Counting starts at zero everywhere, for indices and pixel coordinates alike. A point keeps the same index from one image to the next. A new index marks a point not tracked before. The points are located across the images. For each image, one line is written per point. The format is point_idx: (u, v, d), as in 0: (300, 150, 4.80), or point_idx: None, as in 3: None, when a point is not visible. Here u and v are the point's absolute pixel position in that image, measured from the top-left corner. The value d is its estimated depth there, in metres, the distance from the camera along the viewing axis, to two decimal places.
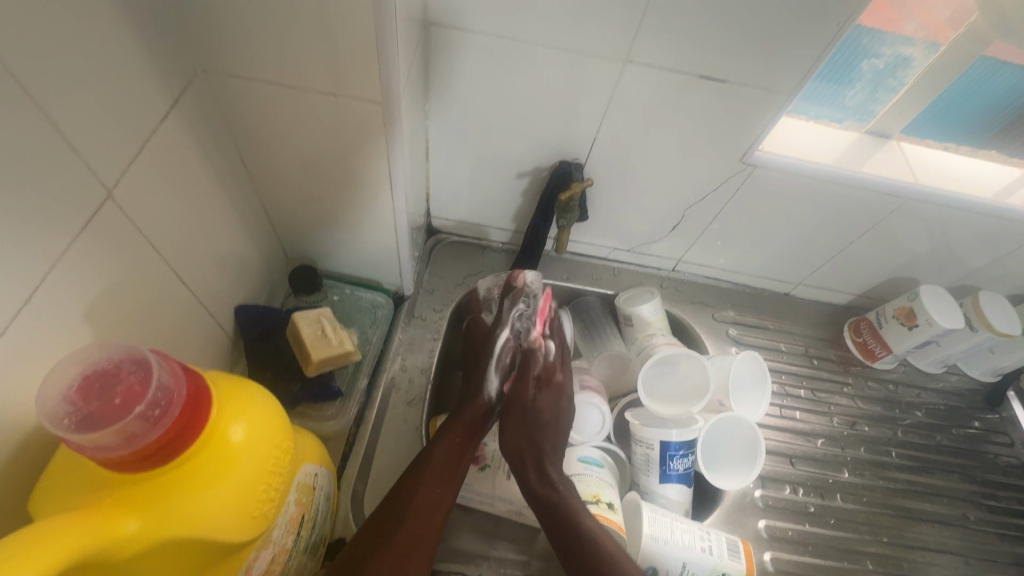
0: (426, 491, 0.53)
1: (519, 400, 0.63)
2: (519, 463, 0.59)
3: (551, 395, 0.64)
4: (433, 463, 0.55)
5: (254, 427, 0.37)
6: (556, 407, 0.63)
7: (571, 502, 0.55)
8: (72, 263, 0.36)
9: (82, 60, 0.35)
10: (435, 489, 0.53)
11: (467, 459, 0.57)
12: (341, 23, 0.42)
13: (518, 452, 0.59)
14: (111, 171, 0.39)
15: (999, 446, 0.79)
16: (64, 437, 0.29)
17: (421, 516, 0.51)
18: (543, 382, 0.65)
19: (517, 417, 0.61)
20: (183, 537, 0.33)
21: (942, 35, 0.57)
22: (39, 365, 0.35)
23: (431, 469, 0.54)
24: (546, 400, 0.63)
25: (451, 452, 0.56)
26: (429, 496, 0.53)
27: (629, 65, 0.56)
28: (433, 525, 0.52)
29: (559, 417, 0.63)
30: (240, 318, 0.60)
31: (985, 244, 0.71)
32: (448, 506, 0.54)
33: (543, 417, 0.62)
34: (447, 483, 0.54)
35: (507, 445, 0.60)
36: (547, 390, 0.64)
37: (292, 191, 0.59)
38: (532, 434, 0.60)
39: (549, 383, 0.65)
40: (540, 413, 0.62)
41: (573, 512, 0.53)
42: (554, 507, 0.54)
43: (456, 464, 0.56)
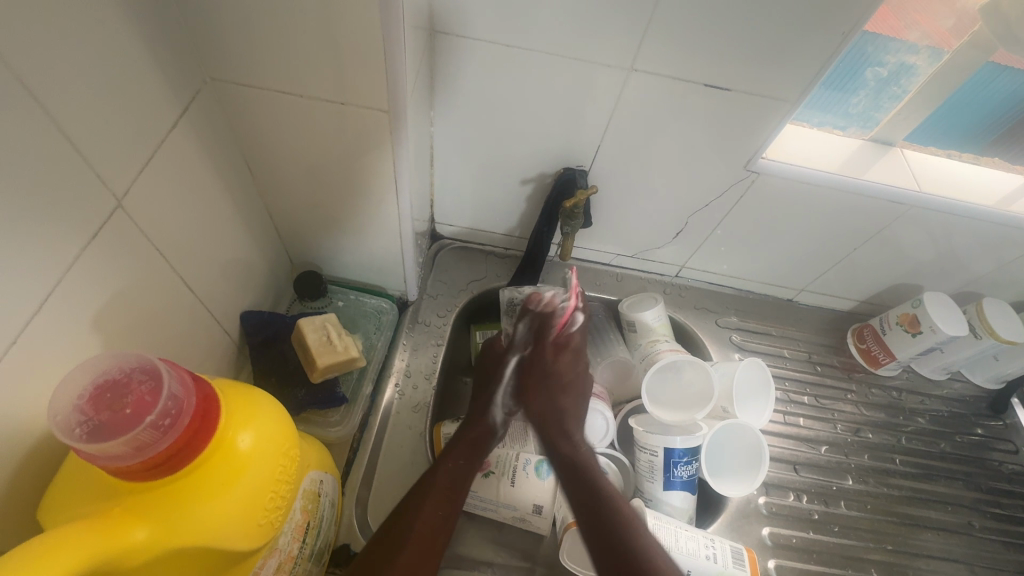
0: (430, 511, 0.52)
1: (539, 363, 0.66)
2: (544, 426, 0.62)
3: (570, 359, 0.66)
4: (437, 483, 0.55)
5: (261, 436, 0.37)
6: (575, 368, 0.66)
7: (591, 463, 0.57)
8: (81, 272, 0.37)
9: (92, 71, 0.35)
10: (439, 505, 0.53)
11: (471, 475, 0.57)
12: (348, 33, 0.42)
13: (541, 415, 0.62)
14: (120, 180, 0.39)
15: (1003, 453, 0.79)
16: (75, 447, 0.29)
17: (427, 533, 0.51)
18: (560, 347, 0.66)
19: (539, 381, 0.65)
20: (190, 546, 0.33)
21: (945, 43, 0.58)
22: (48, 374, 0.35)
23: (434, 489, 0.54)
24: (563, 363, 0.66)
25: (458, 474, 0.57)
26: (435, 514, 0.53)
27: (633, 73, 0.56)
28: (439, 540, 0.52)
29: (578, 378, 0.65)
30: (245, 324, 0.60)
31: (988, 251, 0.71)
32: (452, 522, 0.53)
33: (563, 378, 0.65)
34: (452, 504, 0.54)
35: (534, 410, 0.63)
36: (565, 353, 0.66)
37: (297, 197, 0.59)
38: (555, 396, 0.63)
39: (567, 347, 0.66)
40: (560, 373, 0.65)
41: (593, 469, 0.56)
42: (579, 463, 0.56)
43: (460, 486, 0.56)
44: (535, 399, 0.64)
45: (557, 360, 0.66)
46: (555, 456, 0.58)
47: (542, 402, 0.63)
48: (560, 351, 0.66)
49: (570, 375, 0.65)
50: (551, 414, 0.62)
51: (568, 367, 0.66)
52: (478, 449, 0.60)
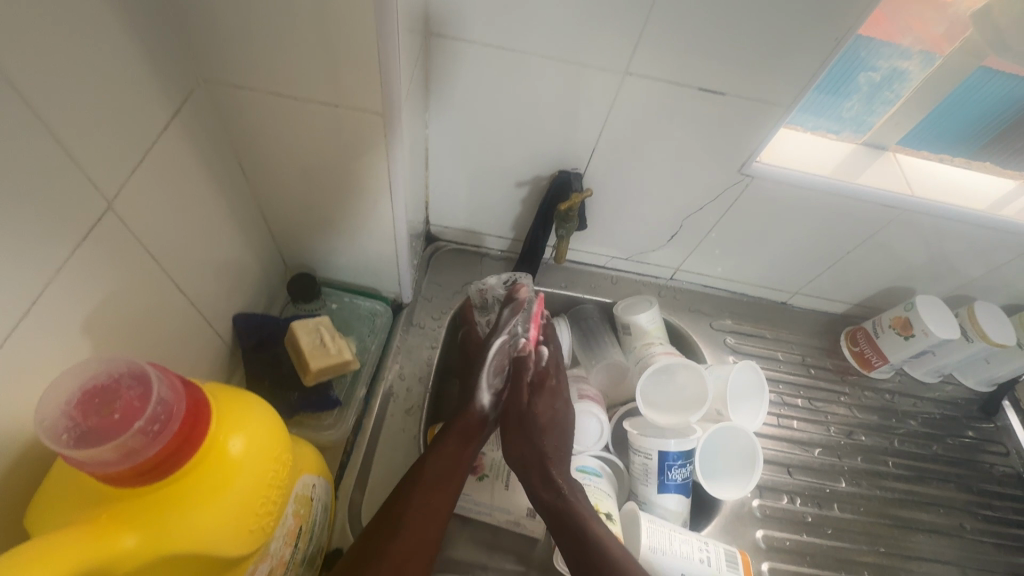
0: (422, 500, 0.53)
1: (514, 407, 0.61)
2: (523, 468, 0.59)
3: (546, 398, 0.63)
4: (427, 472, 0.55)
5: (254, 440, 0.37)
6: (552, 408, 0.62)
7: (576, 505, 0.55)
8: (71, 275, 0.36)
9: (82, 73, 0.35)
10: (430, 498, 0.53)
11: (463, 467, 0.57)
12: (343, 35, 0.42)
13: (521, 460, 0.59)
14: (111, 182, 0.39)
15: (994, 455, 0.79)
16: (63, 453, 0.29)
17: (416, 527, 0.51)
18: (536, 386, 0.63)
19: (515, 427, 0.60)
20: (179, 553, 0.33)
21: (938, 48, 0.58)
22: (36, 378, 0.35)
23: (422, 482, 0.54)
24: (540, 411, 0.61)
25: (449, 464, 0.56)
26: (424, 507, 0.52)
27: (628, 77, 0.56)
28: (430, 534, 0.51)
29: (558, 419, 0.62)
30: (238, 327, 0.60)
31: (980, 255, 0.72)
32: (443, 518, 0.53)
33: (541, 420, 0.61)
34: (442, 497, 0.54)
35: (512, 456, 0.59)
36: (542, 396, 0.62)
37: (291, 199, 0.58)
38: (531, 438, 0.59)
39: (543, 387, 0.63)
40: (537, 417, 0.60)
41: (578, 521, 0.53)
42: (562, 513, 0.54)
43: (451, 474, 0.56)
44: (515, 446, 0.60)
45: (533, 406, 0.61)
46: (537, 503, 0.56)
47: (518, 446, 0.59)
48: (537, 392, 0.63)
49: (547, 416, 0.61)
50: (526, 459, 0.59)
51: (544, 407, 0.62)
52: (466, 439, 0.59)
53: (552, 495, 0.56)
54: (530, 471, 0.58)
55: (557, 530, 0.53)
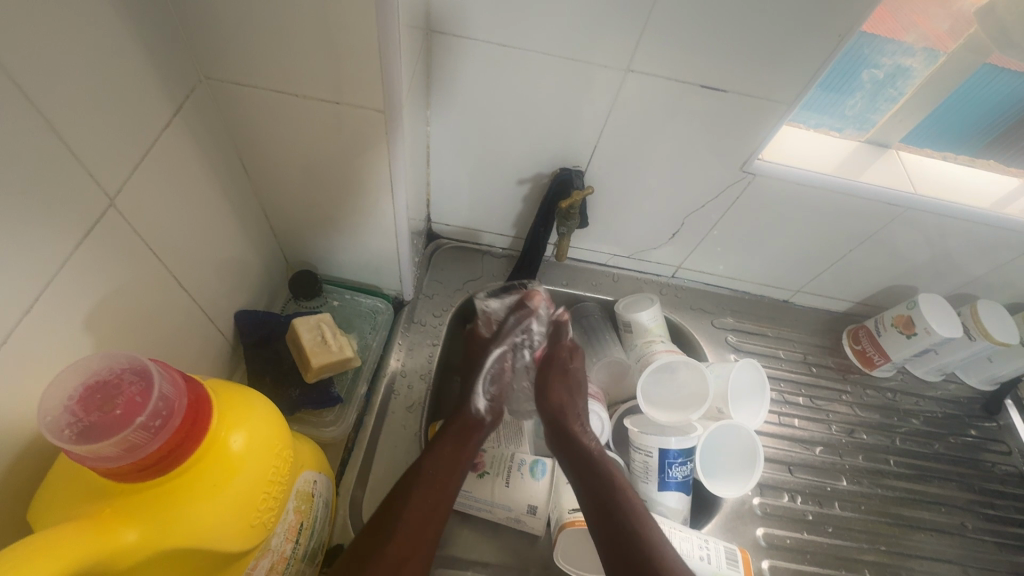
0: (420, 500, 0.53)
1: (558, 360, 0.69)
2: (557, 419, 0.64)
3: (584, 358, 0.70)
4: (426, 471, 0.55)
5: (254, 435, 0.37)
6: (587, 369, 0.69)
7: (604, 458, 0.60)
8: (73, 272, 0.36)
9: (84, 70, 0.35)
10: (429, 495, 0.54)
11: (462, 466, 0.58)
12: (344, 32, 0.42)
13: (558, 408, 0.65)
14: (113, 180, 0.39)
15: (996, 454, 0.79)
16: (65, 448, 0.29)
17: (415, 524, 0.51)
18: (574, 348, 0.70)
19: (557, 376, 0.67)
20: (182, 547, 0.33)
21: (942, 44, 0.57)
22: (38, 375, 0.35)
23: (422, 479, 0.54)
24: (580, 363, 0.69)
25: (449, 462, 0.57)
26: (423, 505, 0.53)
27: (630, 74, 0.56)
28: (428, 532, 0.52)
29: (586, 379, 0.68)
30: (240, 324, 0.60)
31: (982, 253, 0.72)
32: (442, 516, 0.54)
33: (579, 377, 0.68)
34: (442, 495, 0.54)
35: (548, 404, 0.66)
36: (581, 353, 0.70)
37: (293, 197, 0.59)
38: (571, 391, 0.66)
39: (580, 349, 0.70)
40: (575, 372, 0.68)
41: (607, 468, 0.58)
42: (595, 459, 0.59)
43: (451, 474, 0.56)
44: (553, 395, 0.66)
45: (573, 358, 0.69)
46: (568, 455, 0.61)
47: (556, 398, 0.66)
48: (575, 352, 0.70)
49: (584, 373, 0.69)
50: (561, 411, 0.65)
51: (581, 365, 0.69)
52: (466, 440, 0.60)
53: (585, 443, 0.61)
54: (566, 418, 0.64)
55: (583, 482, 0.57)
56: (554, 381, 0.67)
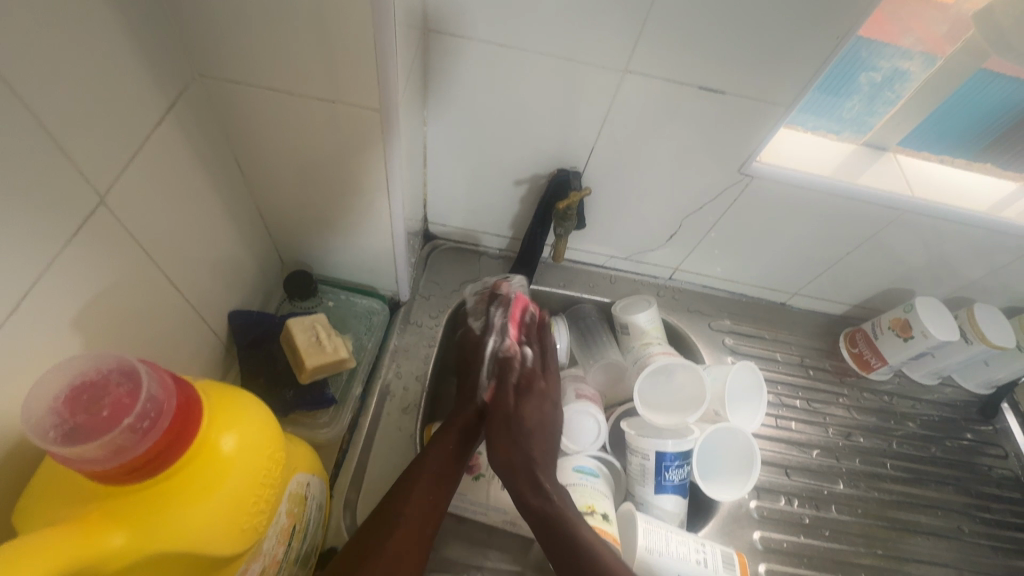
0: (419, 497, 0.52)
1: (501, 409, 0.61)
2: (510, 476, 0.57)
3: (534, 401, 0.62)
4: (426, 470, 0.55)
5: (246, 437, 0.37)
6: (541, 411, 0.62)
7: (563, 514, 0.53)
8: (62, 270, 0.36)
9: (74, 66, 0.34)
10: (427, 496, 0.53)
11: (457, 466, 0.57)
12: (338, 29, 0.41)
13: (509, 465, 0.57)
14: (104, 177, 0.38)
15: (993, 458, 0.79)
16: (50, 450, 0.28)
17: (413, 522, 0.51)
18: (523, 388, 0.64)
19: (501, 430, 0.60)
20: (169, 551, 0.33)
21: (939, 49, 0.58)
22: (26, 376, 0.35)
23: (420, 480, 0.54)
24: (528, 415, 0.61)
25: (448, 461, 0.56)
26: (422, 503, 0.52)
27: (627, 75, 0.56)
28: (425, 533, 0.51)
29: (543, 422, 0.61)
30: (234, 324, 0.60)
31: (979, 257, 0.72)
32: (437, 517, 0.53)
33: (528, 424, 0.60)
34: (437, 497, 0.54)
35: (497, 461, 0.58)
36: (529, 401, 0.62)
37: (288, 196, 0.58)
38: (517, 441, 0.59)
39: (531, 389, 0.64)
40: (523, 420, 0.60)
41: (569, 518, 0.52)
42: (552, 519, 0.52)
43: (446, 474, 0.55)
44: (503, 451, 0.58)
45: (521, 411, 0.61)
46: (524, 511, 0.54)
47: (505, 452, 0.58)
48: (523, 396, 0.63)
49: (535, 420, 0.61)
50: (510, 471, 0.57)
51: (530, 412, 0.61)
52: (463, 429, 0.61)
53: (541, 502, 0.54)
54: (520, 479, 0.56)
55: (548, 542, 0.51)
56: (499, 436, 0.59)
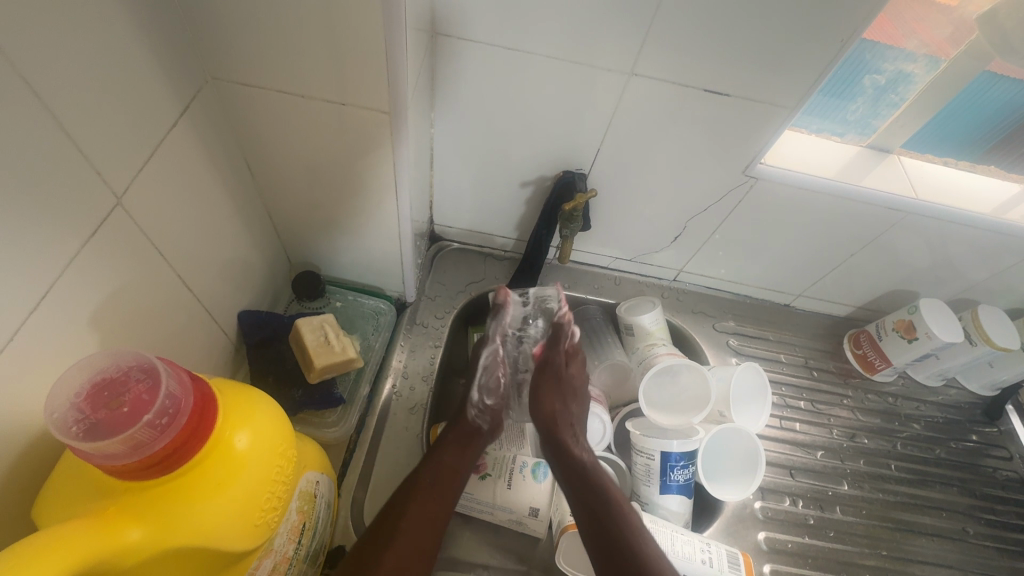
0: (417, 511, 0.52)
1: (552, 364, 0.65)
2: (553, 429, 0.60)
3: (579, 365, 0.67)
4: (423, 484, 0.55)
5: (259, 435, 0.37)
6: (582, 375, 0.67)
7: (599, 470, 0.57)
8: (79, 270, 0.37)
9: (92, 70, 0.35)
10: (428, 506, 0.53)
11: (456, 482, 0.57)
12: (349, 33, 0.42)
13: (552, 416, 0.61)
14: (120, 178, 0.39)
15: (997, 460, 0.79)
16: (71, 445, 0.29)
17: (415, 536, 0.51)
18: (569, 354, 0.67)
19: (548, 384, 0.64)
20: (185, 546, 0.33)
21: (943, 52, 0.58)
22: (44, 374, 0.35)
23: (419, 492, 0.54)
24: (575, 370, 0.66)
25: (446, 480, 0.56)
26: (424, 513, 0.53)
27: (634, 77, 0.56)
28: (424, 544, 0.51)
29: (584, 386, 0.66)
30: (243, 324, 0.60)
31: (983, 259, 0.72)
32: (439, 530, 0.53)
33: (573, 382, 0.65)
34: (437, 509, 0.54)
35: (543, 412, 0.61)
36: (576, 360, 0.67)
37: (297, 198, 0.59)
38: (564, 399, 0.63)
39: (576, 356, 0.67)
40: (572, 378, 0.65)
41: (601, 478, 0.56)
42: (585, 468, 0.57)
43: (444, 489, 0.55)
44: (549, 404, 0.62)
45: (569, 366, 0.66)
46: (557, 461, 0.59)
47: (552, 405, 0.62)
48: (570, 358, 0.67)
49: (578, 381, 0.66)
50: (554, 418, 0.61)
51: (576, 371, 0.66)
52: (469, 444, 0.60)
53: (579, 452, 0.58)
54: (557, 427, 0.61)
55: (576, 486, 0.55)
56: (547, 390, 0.63)
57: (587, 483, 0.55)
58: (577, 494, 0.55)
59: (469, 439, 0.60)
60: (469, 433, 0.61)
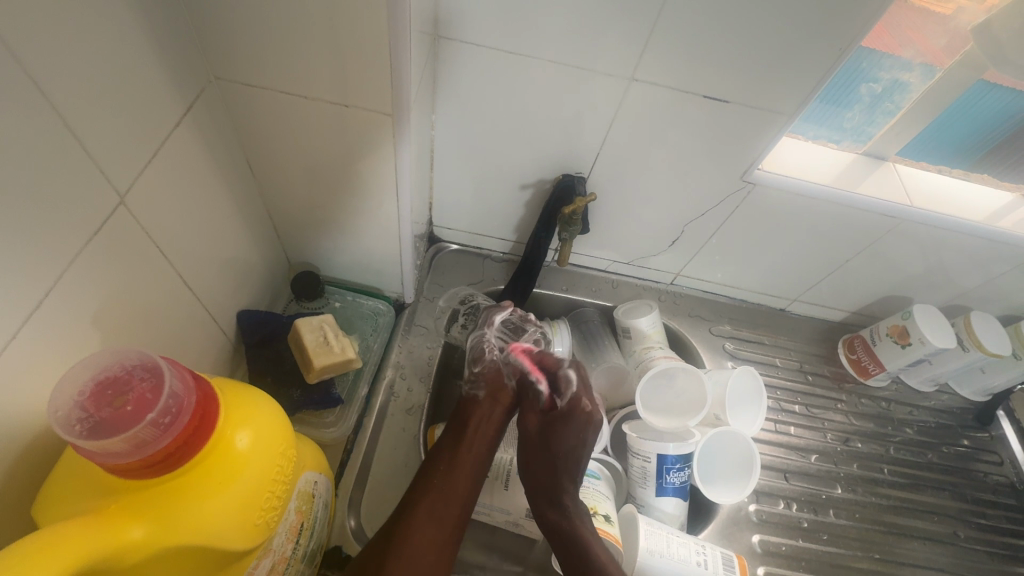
0: (427, 508, 0.51)
1: (528, 433, 0.60)
2: (535, 495, 0.57)
3: (569, 428, 0.59)
4: (436, 476, 0.53)
5: (260, 435, 0.37)
6: (577, 438, 0.58)
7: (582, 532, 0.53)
8: (83, 268, 0.37)
9: (98, 70, 0.35)
10: (442, 496, 0.52)
11: (472, 473, 0.55)
12: (354, 36, 0.42)
13: (534, 484, 0.57)
14: (124, 177, 0.39)
15: (989, 465, 0.80)
16: (74, 443, 0.29)
17: (426, 528, 0.50)
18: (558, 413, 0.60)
19: (534, 450, 0.59)
20: (184, 545, 0.33)
21: (938, 61, 0.59)
22: (46, 370, 0.35)
23: (432, 488, 0.52)
24: (561, 438, 0.58)
25: (464, 465, 0.55)
26: (435, 510, 0.51)
27: (634, 83, 0.57)
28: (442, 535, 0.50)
29: (579, 450, 0.58)
30: (242, 323, 0.60)
31: (975, 266, 0.73)
32: (457, 524, 0.52)
33: (563, 448, 0.58)
34: (449, 498, 0.52)
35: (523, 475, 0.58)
36: (563, 427, 0.59)
37: (298, 198, 0.59)
38: (548, 466, 0.57)
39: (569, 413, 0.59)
40: (557, 448, 0.58)
41: (584, 538, 0.53)
42: (566, 533, 0.54)
43: (457, 475, 0.54)
44: (534, 471, 0.58)
45: (552, 433, 0.59)
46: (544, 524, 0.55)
47: (529, 471, 0.58)
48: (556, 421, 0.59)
49: (568, 443, 0.58)
50: (535, 488, 0.57)
51: (567, 440, 0.58)
52: (490, 420, 0.60)
53: (558, 515, 0.55)
54: (539, 493, 0.57)
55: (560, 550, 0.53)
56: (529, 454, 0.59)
57: (570, 549, 0.52)
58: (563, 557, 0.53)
59: (468, 414, 0.60)
60: (466, 408, 0.61)
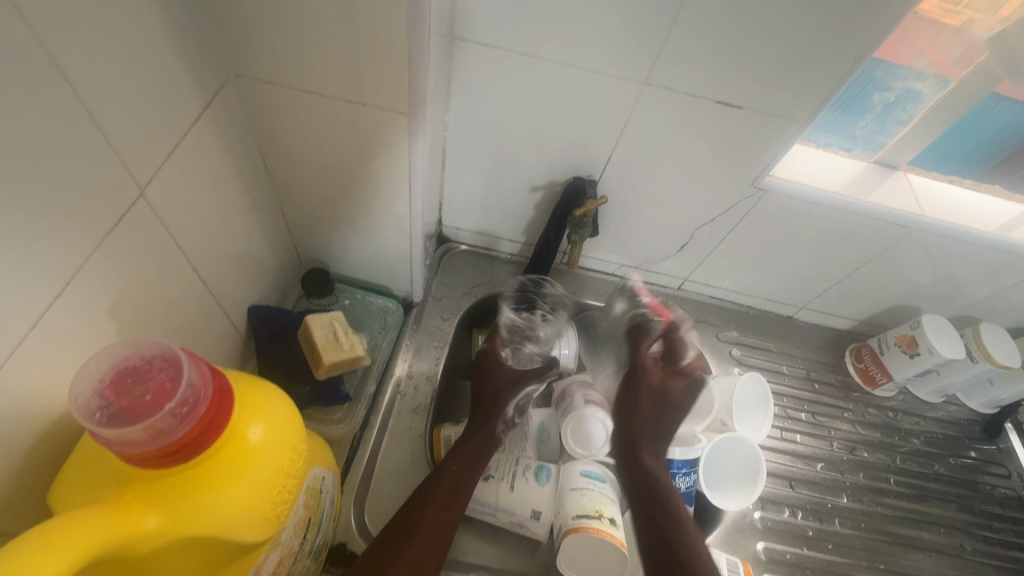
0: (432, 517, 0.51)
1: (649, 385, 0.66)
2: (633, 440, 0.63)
3: (681, 386, 0.67)
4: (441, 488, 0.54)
5: (273, 428, 0.38)
6: (680, 398, 0.66)
7: (665, 482, 0.59)
8: (101, 259, 0.37)
9: (122, 65, 0.35)
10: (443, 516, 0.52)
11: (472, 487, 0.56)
12: (373, 36, 0.43)
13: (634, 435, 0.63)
14: (144, 170, 0.39)
15: (995, 477, 0.80)
16: (93, 430, 0.30)
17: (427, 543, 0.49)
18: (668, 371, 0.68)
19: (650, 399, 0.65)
20: (198, 536, 0.33)
21: (950, 73, 0.59)
22: (63, 360, 0.36)
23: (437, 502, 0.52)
24: (676, 393, 0.66)
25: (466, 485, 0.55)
26: (436, 527, 0.51)
27: (647, 87, 0.57)
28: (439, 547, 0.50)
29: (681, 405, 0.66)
30: (253, 318, 0.61)
31: (985, 277, 0.73)
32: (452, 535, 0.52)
33: (669, 402, 0.66)
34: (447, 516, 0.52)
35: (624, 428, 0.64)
36: (677, 381, 0.67)
37: (311, 195, 0.59)
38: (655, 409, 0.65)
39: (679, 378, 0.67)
40: (670, 396, 0.66)
41: (668, 498, 0.57)
42: (657, 486, 0.58)
43: (458, 496, 0.54)
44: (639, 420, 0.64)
45: (668, 388, 0.66)
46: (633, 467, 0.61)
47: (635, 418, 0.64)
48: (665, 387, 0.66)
49: (677, 399, 0.66)
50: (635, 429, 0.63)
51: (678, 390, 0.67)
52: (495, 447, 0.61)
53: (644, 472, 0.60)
54: (640, 442, 0.62)
55: (646, 502, 0.57)
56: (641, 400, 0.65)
57: (660, 502, 0.57)
58: (646, 508, 0.57)
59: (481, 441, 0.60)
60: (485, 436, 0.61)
